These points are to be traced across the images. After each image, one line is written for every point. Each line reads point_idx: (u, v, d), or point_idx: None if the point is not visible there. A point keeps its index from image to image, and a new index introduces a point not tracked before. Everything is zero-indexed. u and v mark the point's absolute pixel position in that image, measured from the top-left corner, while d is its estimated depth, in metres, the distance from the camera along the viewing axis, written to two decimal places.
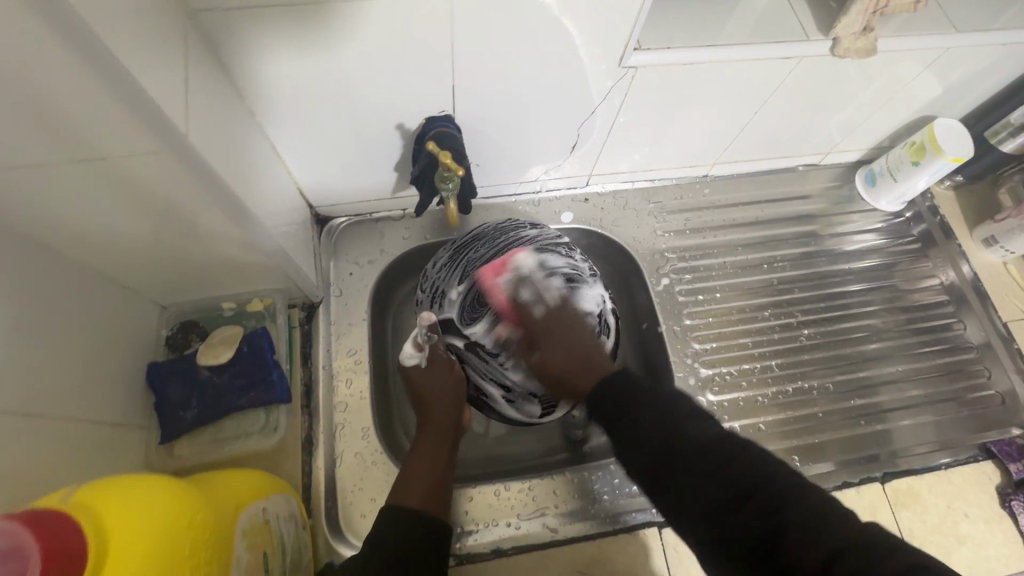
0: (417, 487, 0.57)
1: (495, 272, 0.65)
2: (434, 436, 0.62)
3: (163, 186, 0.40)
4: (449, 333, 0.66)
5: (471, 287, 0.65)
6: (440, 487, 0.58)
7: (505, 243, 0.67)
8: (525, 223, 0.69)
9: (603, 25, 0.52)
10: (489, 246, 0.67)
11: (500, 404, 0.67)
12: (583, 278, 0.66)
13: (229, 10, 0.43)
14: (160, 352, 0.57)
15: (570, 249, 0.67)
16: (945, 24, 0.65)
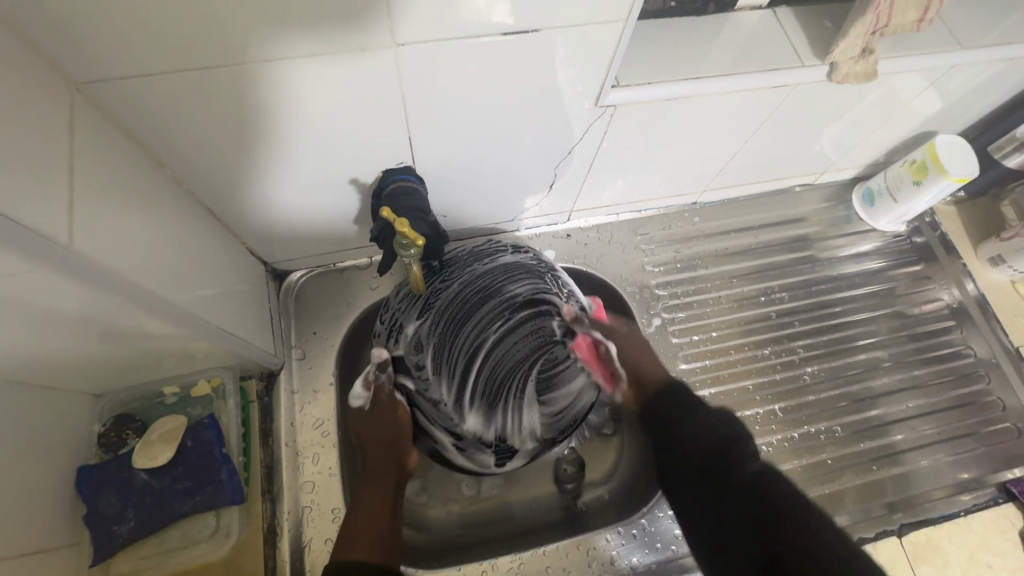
0: (362, 536, 0.54)
1: (460, 307, 0.61)
2: (376, 479, 0.59)
3: (54, 298, 0.34)
4: (402, 373, 0.62)
5: (432, 323, 0.60)
6: (389, 533, 0.56)
7: (480, 269, 0.62)
8: (505, 247, 0.64)
9: (575, 62, 0.46)
10: (461, 272, 0.62)
11: (450, 452, 0.64)
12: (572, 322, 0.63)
13: (125, 78, 0.37)
14: (92, 451, 0.50)
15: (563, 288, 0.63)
16: (948, 38, 0.59)
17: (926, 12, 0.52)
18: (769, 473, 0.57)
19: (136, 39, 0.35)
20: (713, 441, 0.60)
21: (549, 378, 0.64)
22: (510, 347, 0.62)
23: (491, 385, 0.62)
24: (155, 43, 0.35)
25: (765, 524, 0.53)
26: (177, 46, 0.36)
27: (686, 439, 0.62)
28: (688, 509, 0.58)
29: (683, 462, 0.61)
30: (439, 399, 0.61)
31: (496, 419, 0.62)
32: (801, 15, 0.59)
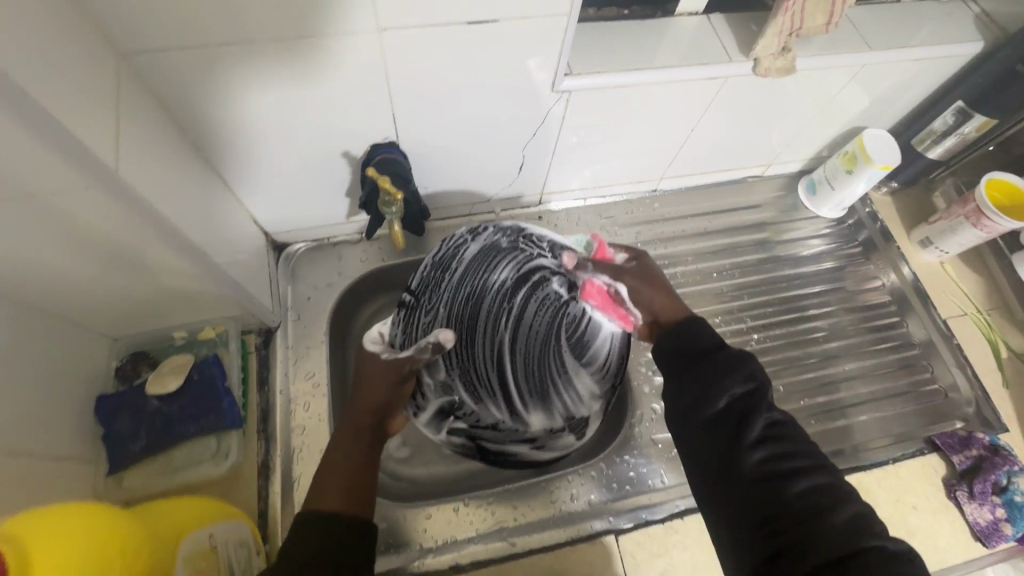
0: (335, 489, 0.46)
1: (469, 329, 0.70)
2: (349, 434, 0.52)
3: (98, 219, 0.42)
4: (454, 420, 0.69)
5: (447, 360, 0.69)
6: (367, 481, 0.49)
7: (469, 285, 0.71)
8: (464, 238, 0.71)
9: (531, 51, 0.55)
10: (455, 298, 0.70)
11: (533, 454, 0.67)
12: (556, 278, 0.71)
13: (161, 52, 0.45)
14: (109, 384, 0.58)
15: (528, 250, 0.71)
16: (858, 41, 0.69)
17: (831, 17, 0.62)
18: (788, 431, 0.45)
19: (172, 18, 0.43)
20: (729, 388, 0.46)
21: (572, 340, 0.71)
22: (527, 334, 0.72)
23: (534, 371, 0.71)
24: (189, 24, 0.44)
25: (782, 505, 0.41)
26: (203, 27, 0.44)
27: (705, 372, 0.48)
28: (693, 457, 0.47)
29: (693, 405, 0.47)
30: (497, 412, 0.69)
31: (556, 405, 0.69)
32: (732, 19, 0.68)
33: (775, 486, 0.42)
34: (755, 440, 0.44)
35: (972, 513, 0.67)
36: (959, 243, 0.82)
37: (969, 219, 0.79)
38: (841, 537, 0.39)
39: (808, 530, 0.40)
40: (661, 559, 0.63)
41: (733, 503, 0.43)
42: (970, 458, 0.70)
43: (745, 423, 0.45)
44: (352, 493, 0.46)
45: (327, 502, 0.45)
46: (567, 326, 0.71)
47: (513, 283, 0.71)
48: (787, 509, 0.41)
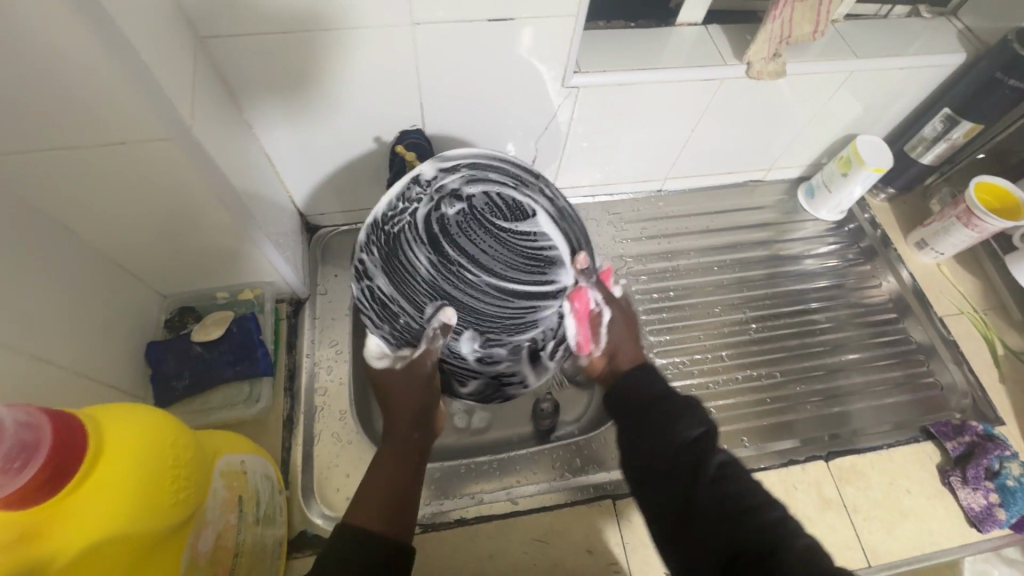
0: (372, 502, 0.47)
1: (465, 304, 0.64)
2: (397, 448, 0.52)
3: (171, 171, 0.50)
4: (539, 353, 0.68)
5: (480, 333, 0.66)
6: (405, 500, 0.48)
7: (421, 297, 0.63)
8: (368, 278, 0.62)
9: (543, 48, 0.62)
10: (428, 299, 0.63)
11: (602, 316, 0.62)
12: (443, 207, 0.61)
13: (231, 38, 0.54)
14: (159, 332, 0.66)
15: (404, 220, 0.60)
16: (845, 50, 0.75)
17: (818, 25, 0.69)
18: (740, 469, 0.44)
19: (241, 9, 0.51)
20: (677, 437, 0.46)
21: (497, 210, 0.62)
22: (485, 256, 0.63)
23: (528, 264, 0.63)
24: (254, 15, 0.52)
25: (739, 547, 0.39)
26: (267, 18, 0.53)
27: (650, 426, 0.47)
28: (650, 510, 0.45)
29: (646, 457, 0.46)
30: (546, 310, 0.65)
31: (553, 254, 0.63)
32: (728, 30, 0.75)
33: (731, 526, 0.40)
34: (710, 482, 0.43)
35: (966, 499, 0.70)
36: (953, 245, 0.86)
37: (961, 219, 0.83)
38: (803, 565, 0.37)
39: (767, 568, 0.37)
40: None
41: (693, 551, 0.41)
42: (963, 445, 0.72)
43: (693, 466, 0.44)
44: (388, 507, 0.46)
45: (361, 515, 0.46)
46: (494, 216, 0.62)
47: (430, 259, 0.62)
48: (743, 551, 0.39)
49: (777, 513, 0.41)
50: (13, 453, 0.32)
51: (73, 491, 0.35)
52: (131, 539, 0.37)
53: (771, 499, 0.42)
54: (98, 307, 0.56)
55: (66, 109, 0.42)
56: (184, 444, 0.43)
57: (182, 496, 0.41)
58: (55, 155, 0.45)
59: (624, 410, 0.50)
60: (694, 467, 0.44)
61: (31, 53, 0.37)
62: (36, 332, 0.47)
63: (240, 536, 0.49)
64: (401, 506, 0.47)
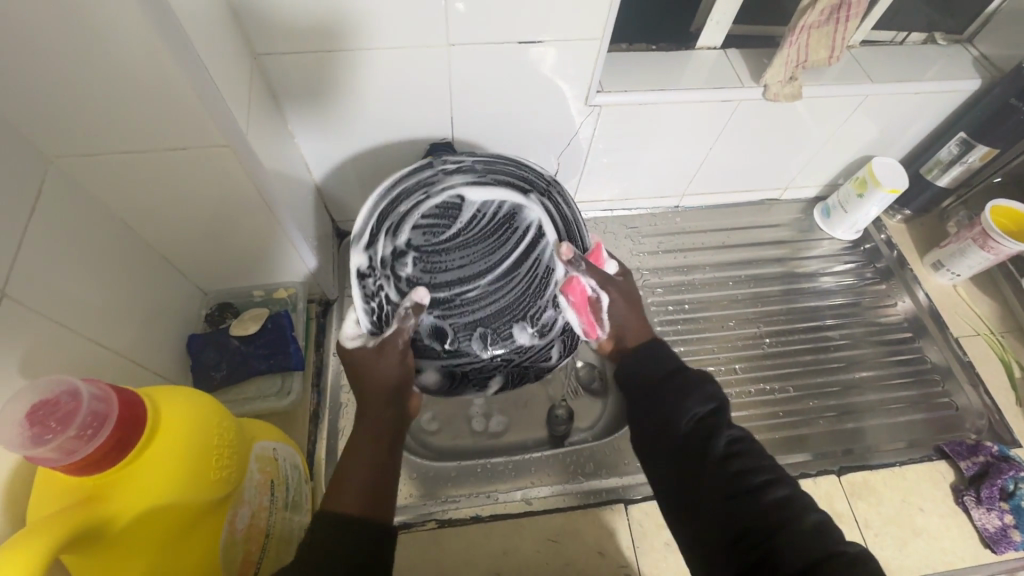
0: (350, 487, 0.46)
1: (497, 303, 0.65)
2: (370, 426, 0.51)
3: (222, 175, 0.54)
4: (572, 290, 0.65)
5: (519, 316, 0.66)
6: (382, 480, 0.48)
7: (457, 338, 0.65)
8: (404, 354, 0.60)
9: (569, 68, 0.66)
10: (467, 326, 0.65)
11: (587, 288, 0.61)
12: (404, 272, 0.63)
13: (282, 55, 0.59)
14: (199, 326, 0.70)
15: (401, 311, 0.62)
16: (861, 74, 0.77)
17: (834, 50, 0.71)
18: (750, 445, 0.46)
19: (294, 29, 0.56)
20: (690, 413, 0.48)
21: (433, 224, 0.63)
22: (460, 266, 0.64)
23: (500, 233, 0.64)
24: (303, 34, 0.57)
25: (749, 519, 0.41)
26: (316, 38, 0.58)
27: (661, 404, 0.49)
28: (661, 484, 0.47)
29: (658, 432, 0.48)
30: (544, 247, 0.65)
31: (505, 213, 0.65)
32: (747, 54, 0.78)
33: (740, 494, 0.42)
34: (721, 454, 0.45)
35: (980, 519, 0.70)
36: (970, 266, 0.87)
37: (977, 241, 0.84)
38: (812, 533, 0.39)
39: (776, 538, 0.39)
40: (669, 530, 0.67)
41: (705, 516, 0.43)
42: (978, 465, 0.73)
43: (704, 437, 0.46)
44: (367, 494, 0.46)
45: (341, 501, 0.45)
46: (436, 235, 0.64)
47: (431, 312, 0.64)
48: (750, 524, 0.41)
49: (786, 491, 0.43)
50: (88, 421, 0.36)
51: (132, 460, 0.39)
52: (180, 507, 0.40)
53: (779, 475, 0.44)
54: (147, 298, 0.60)
55: (137, 116, 0.46)
56: (227, 428, 0.46)
57: (224, 473, 0.44)
58: (123, 157, 0.50)
59: (635, 389, 0.52)
60: (706, 445, 0.46)
61: (114, 65, 0.42)
62: (94, 317, 0.52)
63: (271, 519, 0.52)
64: (381, 486, 0.47)
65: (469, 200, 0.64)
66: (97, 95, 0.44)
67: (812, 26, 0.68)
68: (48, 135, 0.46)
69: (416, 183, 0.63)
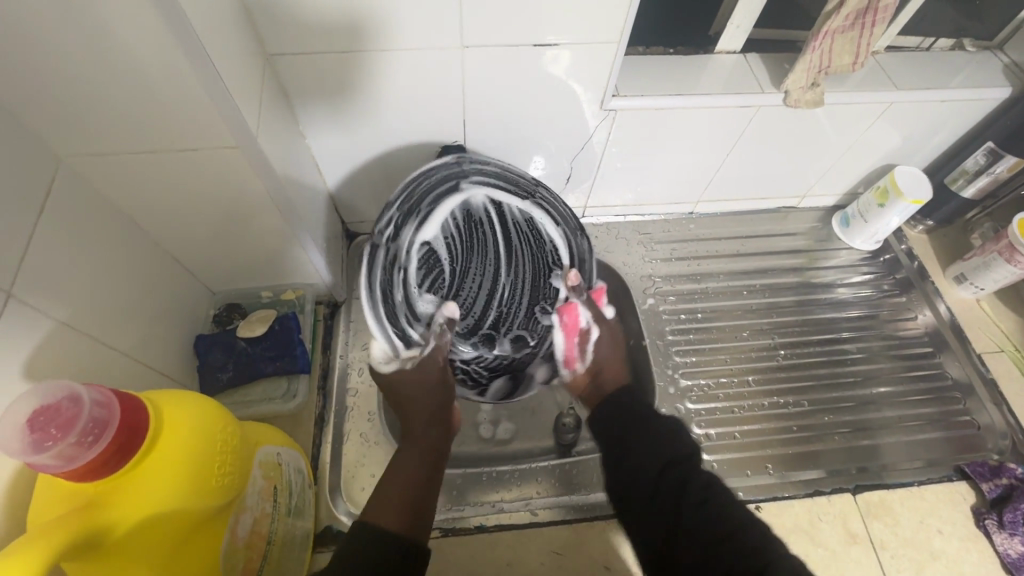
0: (395, 504, 0.47)
1: (525, 278, 0.66)
2: (418, 442, 0.54)
3: (231, 176, 0.54)
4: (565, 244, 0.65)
5: (539, 292, 0.66)
6: (421, 500, 0.49)
7: (518, 338, 0.66)
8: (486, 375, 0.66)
9: (585, 71, 0.65)
10: (527, 317, 0.66)
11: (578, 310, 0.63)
12: None
13: (295, 56, 0.58)
14: (207, 326, 0.70)
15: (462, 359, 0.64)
16: (886, 81, 0.75)
17: (858, 56, 0.69)
18: (723, 489, 0.45)
19: (307, 30, 0.56)
20: (664, 452, 0.48)
21: (432, 281, 0.62)
22: (473, 289, 0.65)
23: (477, 232, 0.64)
24: (315, 36, 0.56)
25: (724, 566, 0.39)
26: (330, 38, 0.57)
27: (633, 451, 0.49)
28: (637, 532, 0.46)
29: (631, 482, 0.48)
30: (508, 208, 0.64)
31: (468, 217, 0.63)
32: (767, 59, 0.76)
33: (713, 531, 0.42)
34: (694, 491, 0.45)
35: (1002, 544, 0.67)
36: (995, 280, 0.84)
37: (1003, 254, 0.81)
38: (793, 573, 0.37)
39: None
40: None
41: (686, 567, 0.41)
42: (1000, 487, 0.70)
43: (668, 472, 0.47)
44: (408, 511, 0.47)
45: (383, 516, 0.46)
46: (432, 287, 0.62)
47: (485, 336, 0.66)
48: (726, 573, 0.39)
49: (761, 534, 0.41)
50: (88, 428, 0.35)
51: (134, 467, 0.38)
52: (180, 515, 0.39)
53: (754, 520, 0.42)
54: (155, 298, 0.60)
55: (147, 116, 0.46)
56: (231, 432, 0.46)
57: (227, 480, 0.43)
58: (133, 157, 0.49)
59: (608, 433, 0.53)
60: (679, 492, 0.45)
61: (123, 65, 0.42)
62: (101, 318, 0.51)
63: (273, 525, 0.52)
64: (416, 501, 0.48)
65: (433, 238, 0.61)
66: (106, 94, 0.44)
67: (836, 31, 0.66)
68: (59, 134, 0.46)
69: (382, 262, 0.57)
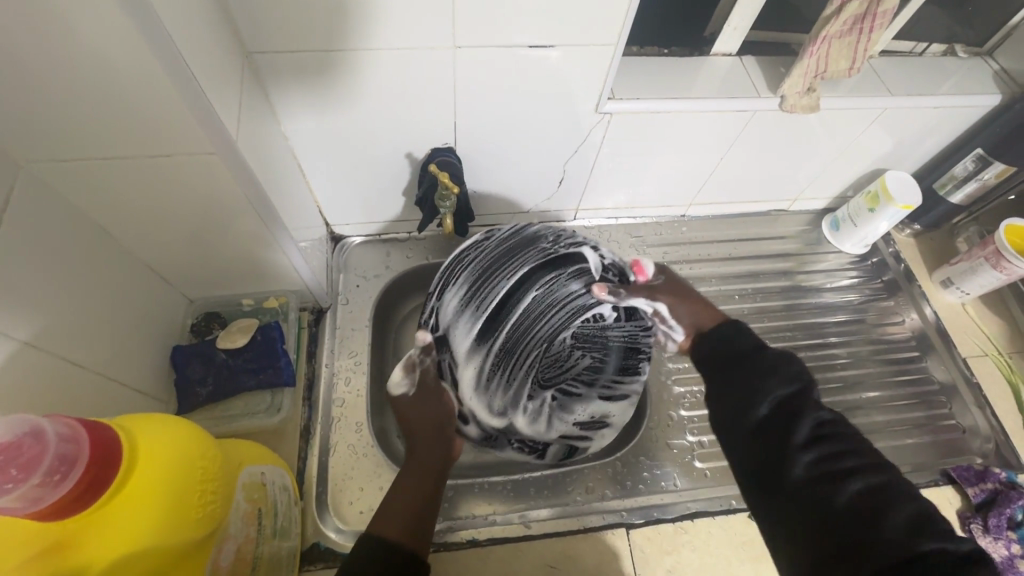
0: (398, 514, 0.51)
1: (561, 343, 0.73)
2: (419, 464, 0.58)
3: (209, 184, 0.51)
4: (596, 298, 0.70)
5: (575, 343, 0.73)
6: (425, 520, 0.52)
7: (569, 398, 0.72)
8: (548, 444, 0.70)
9: (580, 72, 0.63)
10: (568, 372, 0.73)
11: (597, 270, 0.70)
12: (494, 404, 0.71)
13: (276, 54, 0.55)
14: (184, 337, 0.67)
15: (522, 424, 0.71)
16: (880, 87, 0.75)
17: (854, 62, 0.68)
18: (843, 429, 0.42)
19: (290, 28, 0.53)
20: (775, 385, 0.45)
21: (477, 366, 0.71)
22: (517, 355, 0.72)
23: (508, 304, 0.70)
24: (297, 34, 0.53)
25: (827, 508, 0.38)
26: (313, 35, 0.54)
27: (750, 383, 0.47)
28: (732, 451, 0.45)
29: (738, 408, 0.46)
30: (534, 284, 0.70)
31: (500, 288, 0.69)
32: (763, 61, 0.75)
33: (859, 513, 0.37)
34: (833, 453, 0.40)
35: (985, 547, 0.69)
36: (980, 285, 0.85)
37: (989, 260, 0.82)
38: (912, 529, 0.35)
39: (863, 532, 0.36)
40: (670, 556, 0.66)
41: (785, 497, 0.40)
42: (985, 492, 0.71)
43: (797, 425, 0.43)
44: (411, 523, 0.50)
45: (386, 529, 0.49)
46: (473, 367, 0.71)
47: (537, 401, 0.72)
48: (833, 513, 0.38)
49: (885, 478, 0.39)
50: (54, 465, 0.32)
51: (107, 502, 0.36)
52: (157, 551, 0.37)
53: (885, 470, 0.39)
54: (126, 310, 0.57)
55: (117, 120, 0.43)
56: (212, 457, 0.43)
57: (208, 508, 0.41)
58: (101, 164, 0.46)
59: (718, 363, 0.52)
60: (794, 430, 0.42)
61: (88, 65, 0.38)
62: (68, 335, 0.48)
63: (257, 549, 0.49)
64: (422, 518, 0.52)
65: (466, 320, 0.70)
66: (70, 97, 0.40)
67: (833, 35, 0.66)
68: (19, 142, 0.42)
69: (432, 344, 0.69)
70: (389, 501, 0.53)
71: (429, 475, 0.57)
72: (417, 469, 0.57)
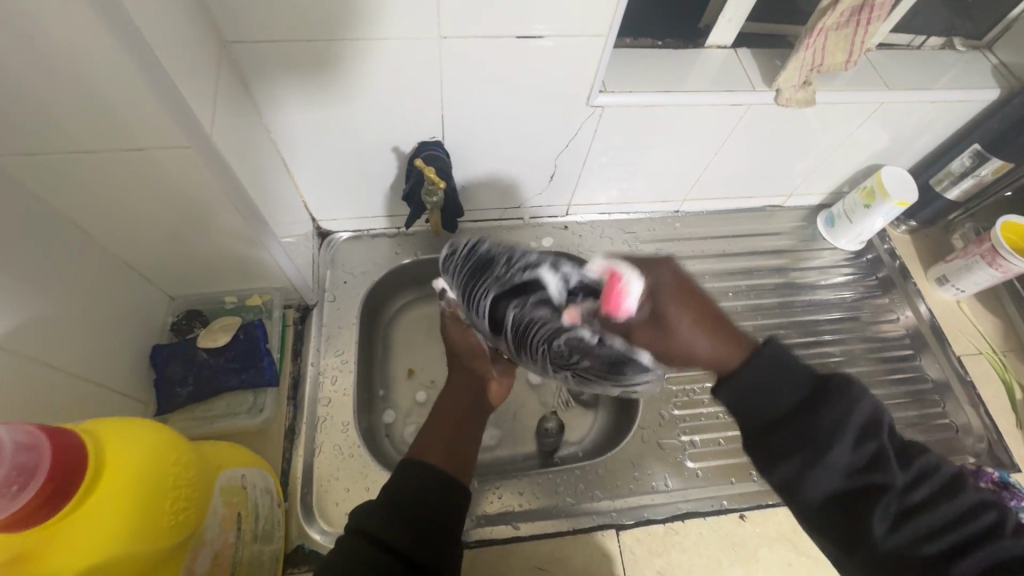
0: (437, 441, 0.54)
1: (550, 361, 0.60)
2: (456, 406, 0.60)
3: (185, 179, 0.49)
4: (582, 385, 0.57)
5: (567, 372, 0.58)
6: (462, 449, 0.54)
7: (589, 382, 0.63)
8: None
9: (570, 64, 0.61)
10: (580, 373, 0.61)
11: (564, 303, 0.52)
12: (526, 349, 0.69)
13: (255, 44, 0.53)
14: (164, 336, 0.66)
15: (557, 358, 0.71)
16: (878, 81, 0.73)
17: (852, 54, 0.67)
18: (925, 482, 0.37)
19: (267, 17, 0.51)
20: (841, 456, 0.37)
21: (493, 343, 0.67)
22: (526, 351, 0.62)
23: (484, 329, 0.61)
24: (276, 22, 0.51)
25: None
26: (293, 25, 0.52)
27: (805, 454, 0.37)
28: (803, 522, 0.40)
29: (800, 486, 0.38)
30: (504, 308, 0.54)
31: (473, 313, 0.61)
32: (758, 54, 0.73)
33: None
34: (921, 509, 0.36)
35: None
36: (975, 283, 0.85)
37: (985, 257, 0.81)
38: None
39: None
40: (660, 558, 0.65)
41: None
42: (978, 492, 0.71)
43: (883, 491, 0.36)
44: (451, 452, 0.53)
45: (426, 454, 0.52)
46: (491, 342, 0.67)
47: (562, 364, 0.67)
48: None
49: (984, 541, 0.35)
50: (12, 476, 0.31)
51: (72, 512, 0.34)
52: (125, 563, 0.36)
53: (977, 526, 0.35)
54: (103, 309, 0.55)
55: (84, 113, 0.41)
56: (186, 463, 0.42)
57: (181, 516, 0.40)
58: (69, 159, 0.44)
59: (746, 414, 0.40)
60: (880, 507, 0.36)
61: (50, 56, 0.36)
62: (38, 336, 0.46)
63: (236, 555, 0.48)
64: (459, 448, 0.54)
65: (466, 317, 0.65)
66: (33, 90, 0.38)
67: (830, 28, 0.64)
68: None
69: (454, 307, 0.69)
70: (427, 433, 0.55)
71: (468, 415, 0.59)
72: (453, 408, 0.60)
